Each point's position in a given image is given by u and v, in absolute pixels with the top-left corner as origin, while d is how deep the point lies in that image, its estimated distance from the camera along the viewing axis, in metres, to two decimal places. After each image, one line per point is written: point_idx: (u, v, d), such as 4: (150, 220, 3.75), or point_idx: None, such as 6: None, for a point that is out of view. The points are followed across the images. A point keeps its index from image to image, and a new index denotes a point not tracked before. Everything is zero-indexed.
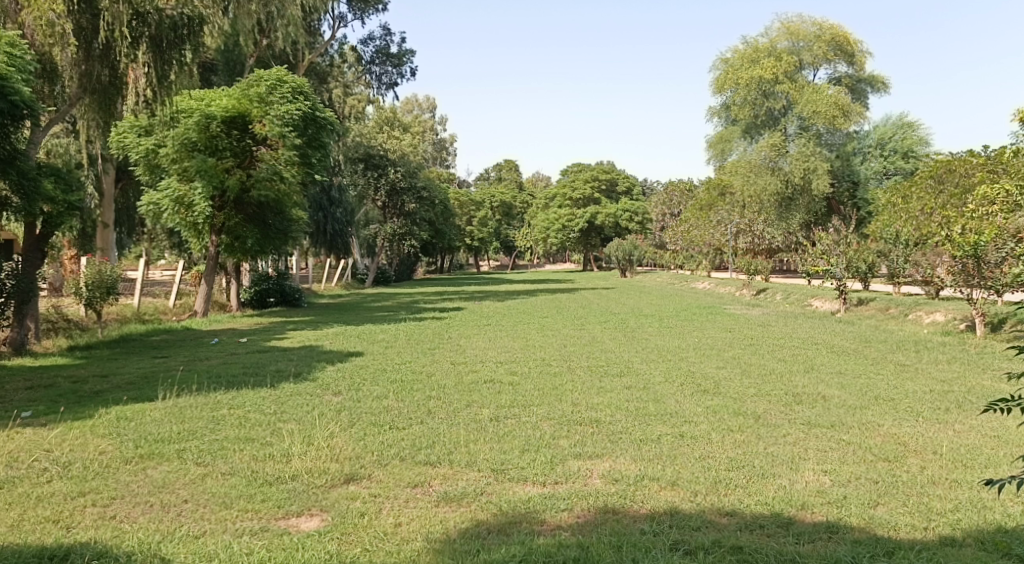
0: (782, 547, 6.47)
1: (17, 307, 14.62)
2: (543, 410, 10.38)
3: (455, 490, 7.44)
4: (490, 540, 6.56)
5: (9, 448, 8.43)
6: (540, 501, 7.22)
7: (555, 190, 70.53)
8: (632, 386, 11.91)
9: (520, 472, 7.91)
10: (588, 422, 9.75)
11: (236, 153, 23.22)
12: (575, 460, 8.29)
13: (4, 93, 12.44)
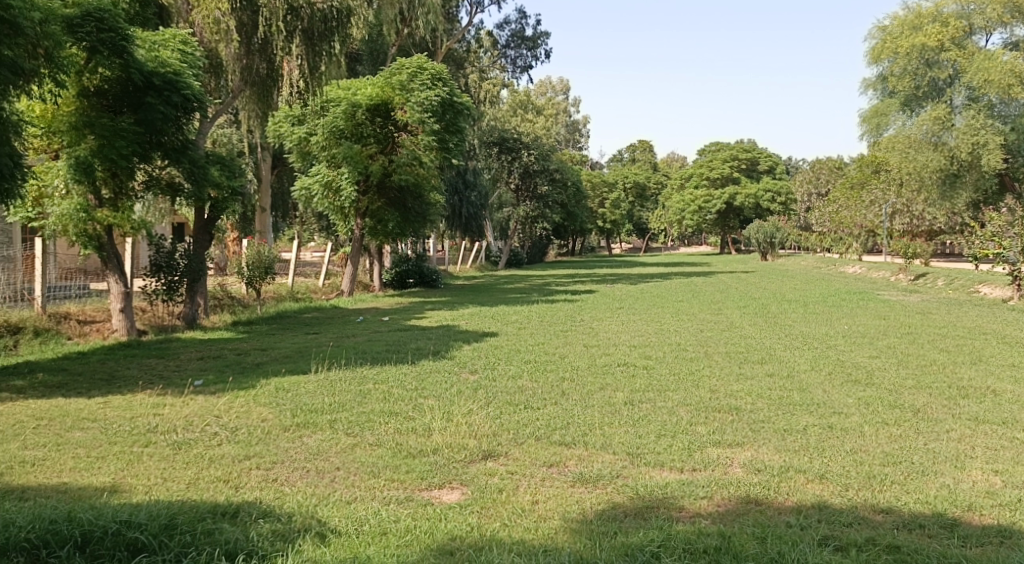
0: (947, 550, 6.10)
1: (188, 285, 15.80)
2: (679, 395, 10.33)
3: (591, 471, 7.49)
4: (627, 523, 6.43)
5: (184, 413, 9.14)
6: (678, 487, 7.17)
7: (692, 171, 69.20)
8: (774, 374, 11.67)
9: (657, 457, 7.91)
10: (727, 409, 9.63)
11: (379, 139, 24.13)
12: (715, 448, 8.21)
13: (178, 87, 13.51)
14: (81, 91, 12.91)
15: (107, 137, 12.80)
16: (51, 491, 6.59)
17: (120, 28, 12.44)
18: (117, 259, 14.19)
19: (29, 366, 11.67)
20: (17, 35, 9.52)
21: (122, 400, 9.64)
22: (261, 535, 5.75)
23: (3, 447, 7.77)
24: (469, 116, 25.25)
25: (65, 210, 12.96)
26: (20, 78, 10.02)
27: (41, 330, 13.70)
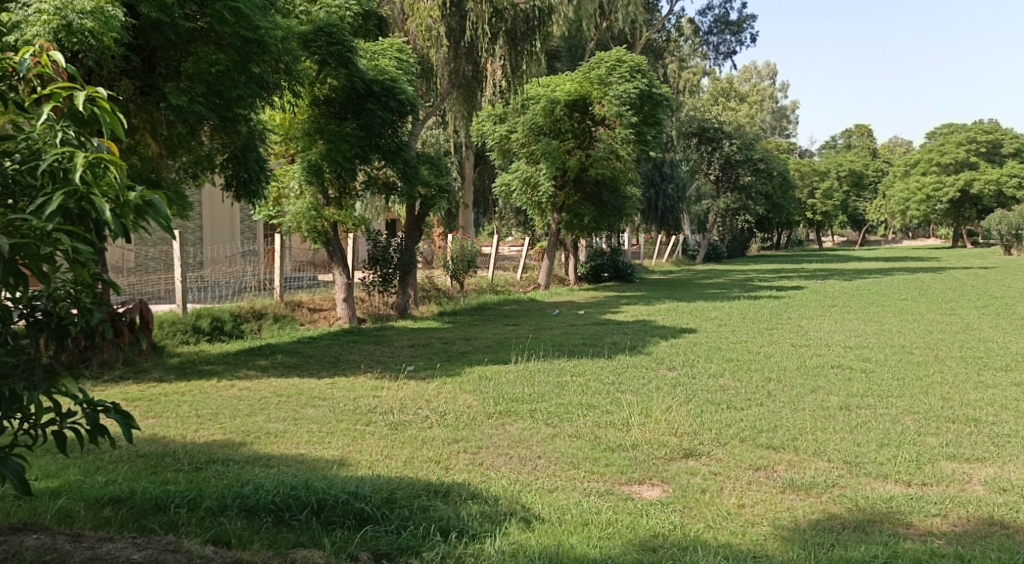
0: None
1: (401, 278, 16.88)
2: (904, 403, 9.85)
3: (803, 479, 7.30)
4: (847, 537, 6.13)
5: (399, 395, 9.85)
6: (904, 502, 6.80)
7: (923, 156, 64.87)
8: (1020, 384, 10.80)
9: (878, 468, 7.60)
10: (962, 420, 9.08)
11: (577, 134, 24.47)
12: (948, 462, 7.78)
13: (393, 93, 14.41)
14: (312, 100, 14.28)
15: (334, 142, 13.94)
16: (291, 460, 7.36)
17: (347, 40, 13.56)
18: (341, 253, 15.46)
19: (270, 348, 12.92)
20: (264, 53, 10.62)
21: (346, 382, 10.51)
22: (470, 515, 6.06)
23: (250, 419, 8.74)
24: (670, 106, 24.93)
25: (299, 208, 14.28)
26: (264, 91, 11.17)
27: (279, 316, 15.10)
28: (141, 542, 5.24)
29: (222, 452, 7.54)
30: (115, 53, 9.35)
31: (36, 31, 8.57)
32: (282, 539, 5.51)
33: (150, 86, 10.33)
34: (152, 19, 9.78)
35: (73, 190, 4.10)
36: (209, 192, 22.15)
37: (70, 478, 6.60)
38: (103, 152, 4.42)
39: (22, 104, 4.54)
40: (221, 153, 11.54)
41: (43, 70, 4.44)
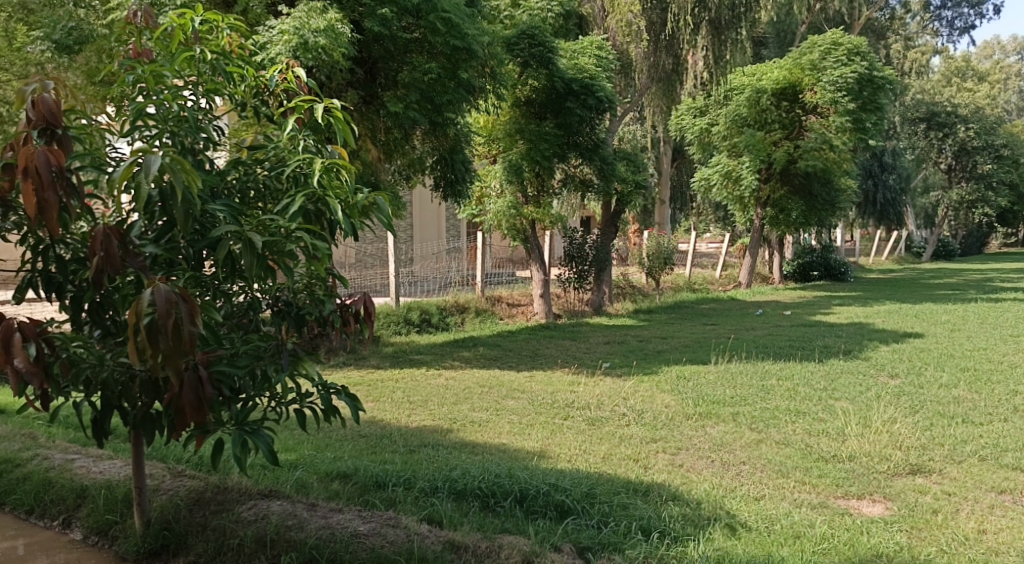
0: None
1: (596, 275, 17.06)
2: None
3: None
4: None
5: (597, 391, 9.98)
6: None
7: None
8: None
9: None
10: None
11: (785, 125, 23.59)
12: None
13: (592, 90, 14.48)
14: (515, 101, 14.81)
15: (534, 141, 14.38)
16: (495, 449, 7.68)
17: (548, 41, 14.02)
18: (539, 250, 15.86)
19: (472, 341, 13.47)
20: (471, 59, 11.14)
21: (544, 376, 10.79)
22: (672, 517, 5.99)
23: (456, 407, 9.18)
24: (894, 91, 23.18)
25: (500, 207, 14.76)
26: (471, 95, 11.70)
27: (481, 310, 15.70)
28: (366, 515, 5.64)
29: (432, 437, 7.99)
30: (343, 67, 10.13)
31: (278, 50, 9.45)
32: (490, 524, 5.77)
33: (372, 95, 11.18)
34: (374, 33, 10.54)
35: (314, 193, 4.59)
36: (418, 193, 23.35)
37: (304, 453, 7.28)
38: (336, 157, 4.97)
39: (271, 116, 5.20)
40: (431, 156, 12.18)
41: (290, 85, 5.13)
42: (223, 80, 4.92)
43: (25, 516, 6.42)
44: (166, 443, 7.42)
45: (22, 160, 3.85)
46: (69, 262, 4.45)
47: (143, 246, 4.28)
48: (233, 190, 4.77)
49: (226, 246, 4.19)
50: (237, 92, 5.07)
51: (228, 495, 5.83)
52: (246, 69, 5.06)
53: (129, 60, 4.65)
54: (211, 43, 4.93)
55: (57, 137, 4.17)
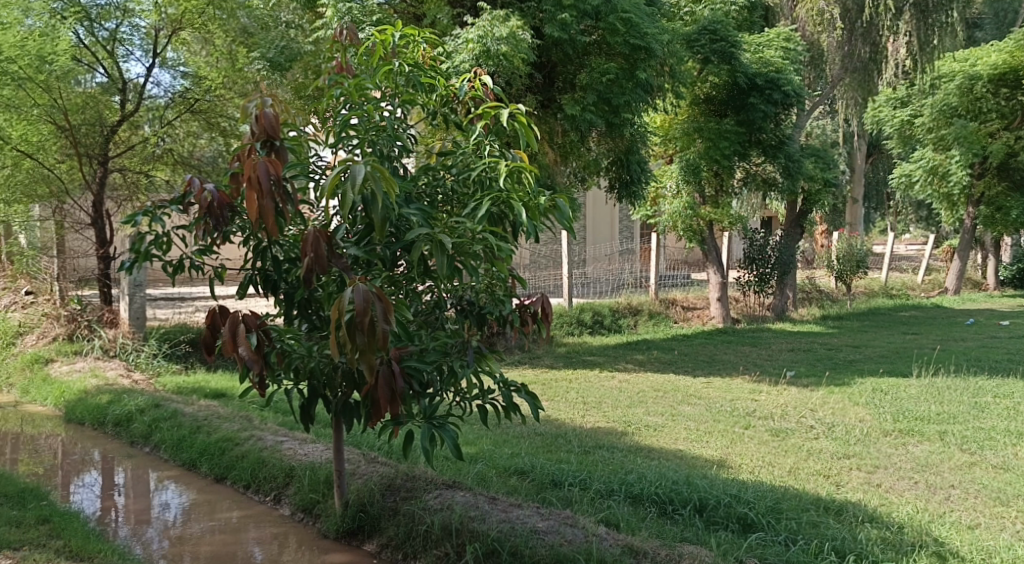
0: None
1: (779, 278, 16.30)
2: None
3: None
4: None
5: (782, 401, 9.53)
6: None
7: None
8: None
9: None
10: None
11: (1004, 114, 21.47)
12: None
13: (778, 84, 13.88)
14: (693, 99, 14.52)
15: (713, 139, 13.97)
16: (672, 455, 7.48)
17: (731, 36, 13.63)
18: (716, 252, 15.46)
19: (646, 344, 13.25)
20: (651, 58, 10.97)
21: (723, 382, 10.44)
22: (870, 539, 5.57)
23: (630, 410, 9.05)
24: None
25: (676, 207, 14.46)
26: (650, 94, 11.51)
27: (655, 313, 15.34)
28: (545, 512, 5.61)
29: (607, 439, 7.89)
30: (523, 72, 10.27)
31: (463, 59, 9.73)
32: (669, 531, 5.60)
33: (550, 99, 11.34)
34: (555, 38, 10.63)
35: (497, 196, 4.59)
36: (592, 195, 23.36)
37: (483, 447, 7.38)
38: (518, 162, 4.97)
39: (460, 124, 5.22)
40: (607, 157, 12.11)
41: (478, 94, 5.15)
42: (417, 91, 5.06)
43: (243, 490, 6.97)
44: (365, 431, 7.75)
45: (246, 171, 4.33)
46: (283, 262, 4.88)
47: (347, 249, 4.53)
48: (423, 194, 4.89)
49: (418, 248, 4.31)
50: (428, 102, 5.12)
51: (416, 483, 6.01)
52: (437, 79, 5.11)
53: (334, 76, 4.87)
54: (406, 56, 5.07)
55: (275, 149, 4.68)
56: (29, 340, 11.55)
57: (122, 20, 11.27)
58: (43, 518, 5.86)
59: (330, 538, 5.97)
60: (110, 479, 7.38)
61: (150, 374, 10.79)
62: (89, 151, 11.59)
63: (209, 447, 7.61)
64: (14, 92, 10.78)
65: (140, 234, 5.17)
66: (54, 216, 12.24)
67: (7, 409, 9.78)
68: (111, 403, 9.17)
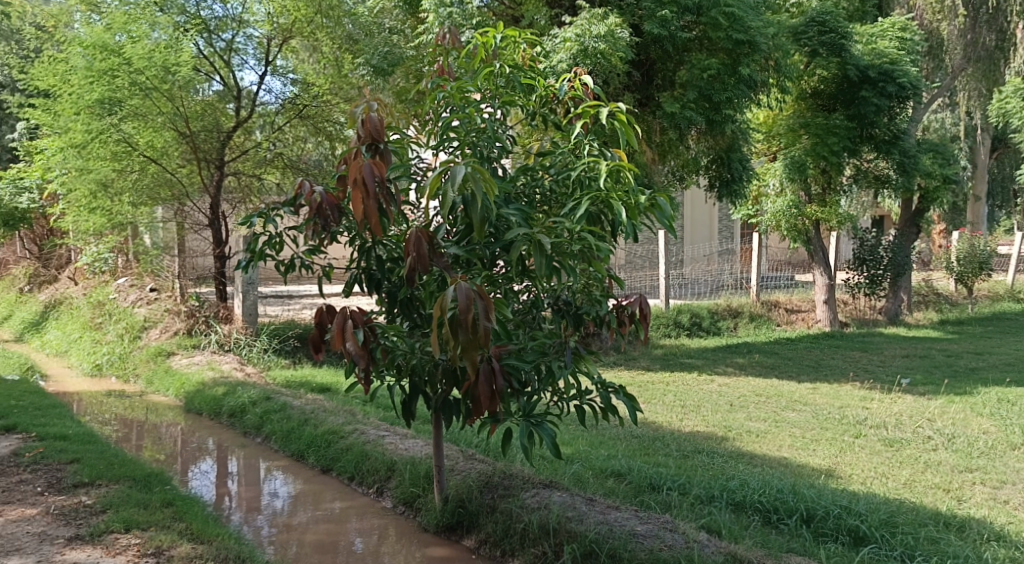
0: None
1: (893, 280, 15.55)
2: None
3: None
4: None
5: (896, 410, 9.07)
6: None
7: None
8: None
9: None
10: None
11: None
12: None
13: (893, 76, 13.34)
14: (799, 94, 14.06)
15: (821, 135, 13.43)
16: (776, 463, 7.19)
17: (841, 27, 13.10)
18: (823, 252, 14.99)
19: (748, 347, 12.88)
20: (755, 53, 10.58)
21: (831, 389, 10.02)
22: (996, 560, 5.18)
23: (731, 415, 8.77)
24: None
25: (780, 206, 13.99)
26: (754, 90, 11.15)
27: (756, 315, 14.85)
28: (644, 516, 5.45)
29: (706, 443, 7.65)
30: (622, 71, 10.09)
31: (560, 59, 9.59)
32: (774, 541, 5.35)
33: (648, 97, 11.18)
34: (654, 35, 10.44)
35: (597, 195, 4.47)
36: (691, 194, 22.93)
37: (579, 448, 7.25)
38: (617, 160, 4.83)
39: (559, 124, 5.12)
40: (707, 156, 11.85)
41: (577, 93, 5.03)
42: (518, 92, 4.99)
43: (348, 481, 7.06)
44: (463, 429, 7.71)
45: (351, 173, 4.34)
46: (387, 262, 4.89)
47: (447, 248, 4.50)
48: (522, 194, 4.82)
49: (517, 249, 4.23)
50: (528, 103, 5.04)
51: (513, 481, 5.94)
52: (538, 79, 5.04)
53: (438, 79, 4.88)
54: (507, 57, 5.02)
55: (381, 152, 4.63)
56: (153, 335, 11.97)
57: (239, 31, 11.91)
58: (166, 501, 6.06)
59: (431, 532, 5.96)
60: (223, 468, 7.64)
61: (262, 368, 11.12)
62: (207, 155, 12.02)
63: (316, 439, 7.75)
64: (142, 102, 11.14)
65: (256, 234, 5.45)
66: (176, 217, 12.58)
67: (133, 399, 10.27)
68: (226, 395, 9.50)
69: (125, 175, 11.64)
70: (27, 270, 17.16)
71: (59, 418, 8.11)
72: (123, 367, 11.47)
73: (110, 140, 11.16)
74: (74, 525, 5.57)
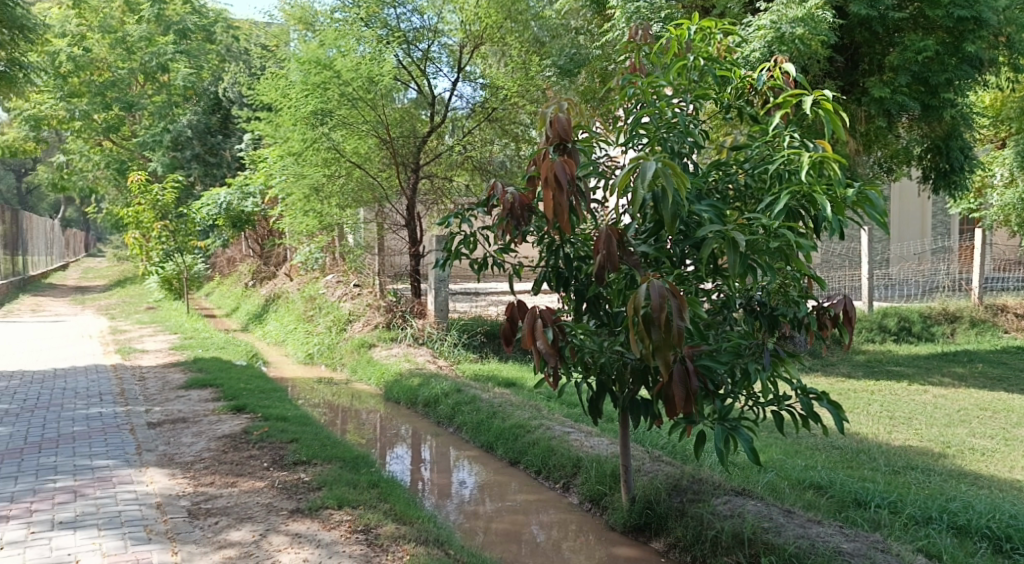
0: None
1: None
2: None
3: None
4: None
5: None
6: None
7: None
8: None
9: None
10: None
11: None
12: None
13: None
14: None
15: None
16: (1005, 486, 6.52)
17: None
18: None
19: (967, 355, 11.85)
20: (982, 29, 9.66)
21: None
22: None
23: (949, 430, 8.07)
24: None
25: (1009, 199, 12.78)
26: (978, 71, 10.24)
27: (978, 321, 13.63)
28: (851, 534, 5.07)
29: (921, 460, 7.07)
30: (824, 55, 9.61)
31: (753, 47, 9.24)
32: None
33: (853, 84, 10.65)
34: (861, 16, 9.82)
35: (798, 190, 4.23)
36: (901, 187, 21.75)
37: (774, 457, 6.93)
38: (821, 152, 4.53)
39: (756, 116, 4.84)
40: (921, 145, 11.07)
41: (777, 82, 4.74)
42: (712, 85, 4.79)
43: (534, 475, 7.10)
44: (651, 428, 7.59)
45: (543, 171, 4.33)
46: (573, 261, 4.85)
47: (637, 246, 4.38)
48: (714, 190, 4.61)
49: (709, 247, 4.04)
50: (722, 95, 4.85)
51: (703, 486, 5.75)
52: (733, 71, 4.82)
53: (629, 75, 4.74)
54: (701, 50, 4.82)
55: (568, 151, 4.63)
56: (356, 327, 12.66)
57: (433, 41, 12.23)
58: (372, 483, 6.34)
59: (618, 531, 5.87)
60: (417, 454, 7.93)
61: (452, 361, 11.44)
62: (405, 159, 12.55)
63: (504, 431, 7.84)
64: (349, 111, 11.93)
65: (452, 234, 5.62)
66: (376, 218, 13.04)
67: (340, 386, 10.89)
68: (421, 386, 9.84)
69: (333, 180, 12.37)
70: (251, 267, 18.66)
71: (279, 401, 8.70)
72: (331, 356, 12.25)
73: (321, 147, 11.99)
74: (294, 499, 5.95)
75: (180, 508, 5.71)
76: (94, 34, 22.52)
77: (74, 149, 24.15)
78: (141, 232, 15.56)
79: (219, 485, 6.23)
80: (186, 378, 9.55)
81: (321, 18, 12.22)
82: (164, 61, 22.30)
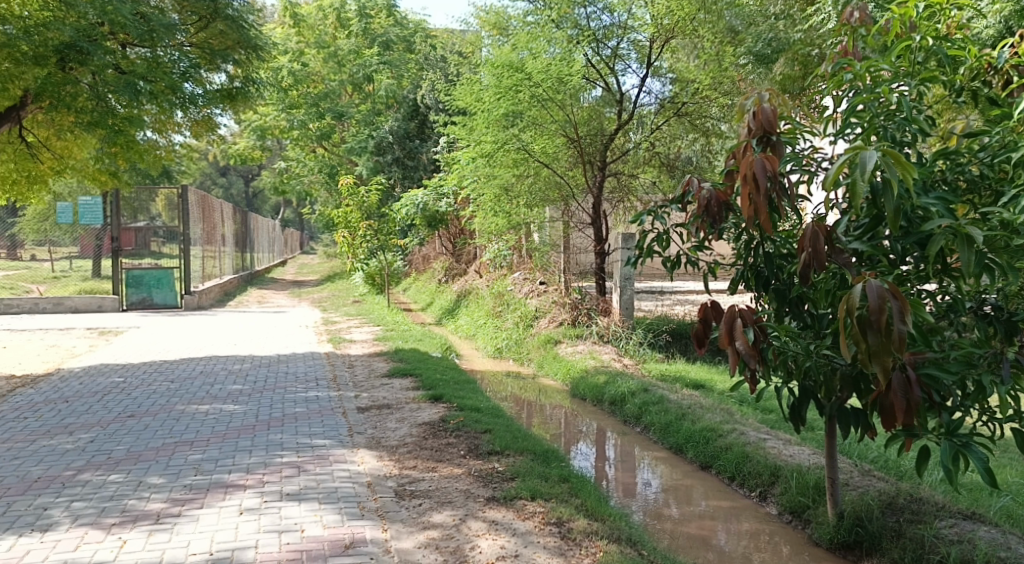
0: None
1: None
2: None
3: None
4: None
5: None
6: None
7: None
8: None
9: None
10: None
11: None
12: None
13: None
14: None
15: None
16: None
17: None
18: None
19: None
20: None
21: None
22: None
23: None
24: None
25: None
26: None
27: None
28: None
29: None
30: None
31: (988, 24, 8.63)
32: None
33: None
34: None
35: None
36: None
37: (1007, 478, 6.49)
38: None
39: (994, 98, 4.58)
40: None
41: (1021, 60, 4.46)
42: (941, 67, 4.53)
43: (728, 481, 7.00)
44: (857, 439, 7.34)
45: (742, 168, 4.30)
46: (774, 259, 4.75)
47: (849, 243, 4.24)
48: (941, 182, 4.37)
49: (938, 244, 3.87)
50: (954, 78, 4.58)
51: (924, 506, 5.50)
52: (967, 49, 4.53)
53: (843, 61, 4.60)
54: (928, 28, 4.54)
55: (772, 143, 4.59)
56: (543, 323, 12.93)
57: (623, 37, 12.23)
58: (564, 477, 6.51)
59: (823, 547, 5.71)
60: (602, 452, 8.04)
61: (638, 360, 11.43)
62: (591, 158, 12.61)
63: (695, 434, 7.80)
64: (538, 112, 12.16)
65: (645, 232, 5.65)
66: (563, 217, 13.25)
67: (527, 381, 11.19)
68: (607, 384, 9.94)
69: (522, 180, 12.65)
70: (444, 265, 19.51)
71: (473, 392, 9.09)
72: (519, 351, 12.59)
73: (511, 148, 12.23)
74: (490, 488, 6.22)
75: (388, 489, 6.11)
76: (311, 49, 24.71)
77: (292, 156, 26.25)
78: (349, 231, 16.72)
79: (422, 468, 6.62)
80: (389, 367, 10.18)
81: (514, 22, 12.57)
82: (369, 72, 23.71)
